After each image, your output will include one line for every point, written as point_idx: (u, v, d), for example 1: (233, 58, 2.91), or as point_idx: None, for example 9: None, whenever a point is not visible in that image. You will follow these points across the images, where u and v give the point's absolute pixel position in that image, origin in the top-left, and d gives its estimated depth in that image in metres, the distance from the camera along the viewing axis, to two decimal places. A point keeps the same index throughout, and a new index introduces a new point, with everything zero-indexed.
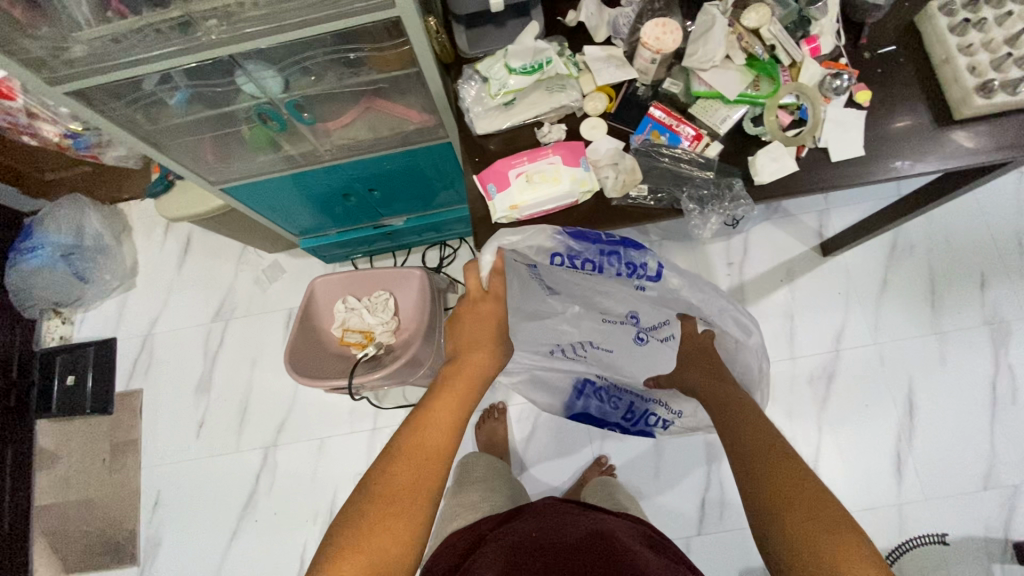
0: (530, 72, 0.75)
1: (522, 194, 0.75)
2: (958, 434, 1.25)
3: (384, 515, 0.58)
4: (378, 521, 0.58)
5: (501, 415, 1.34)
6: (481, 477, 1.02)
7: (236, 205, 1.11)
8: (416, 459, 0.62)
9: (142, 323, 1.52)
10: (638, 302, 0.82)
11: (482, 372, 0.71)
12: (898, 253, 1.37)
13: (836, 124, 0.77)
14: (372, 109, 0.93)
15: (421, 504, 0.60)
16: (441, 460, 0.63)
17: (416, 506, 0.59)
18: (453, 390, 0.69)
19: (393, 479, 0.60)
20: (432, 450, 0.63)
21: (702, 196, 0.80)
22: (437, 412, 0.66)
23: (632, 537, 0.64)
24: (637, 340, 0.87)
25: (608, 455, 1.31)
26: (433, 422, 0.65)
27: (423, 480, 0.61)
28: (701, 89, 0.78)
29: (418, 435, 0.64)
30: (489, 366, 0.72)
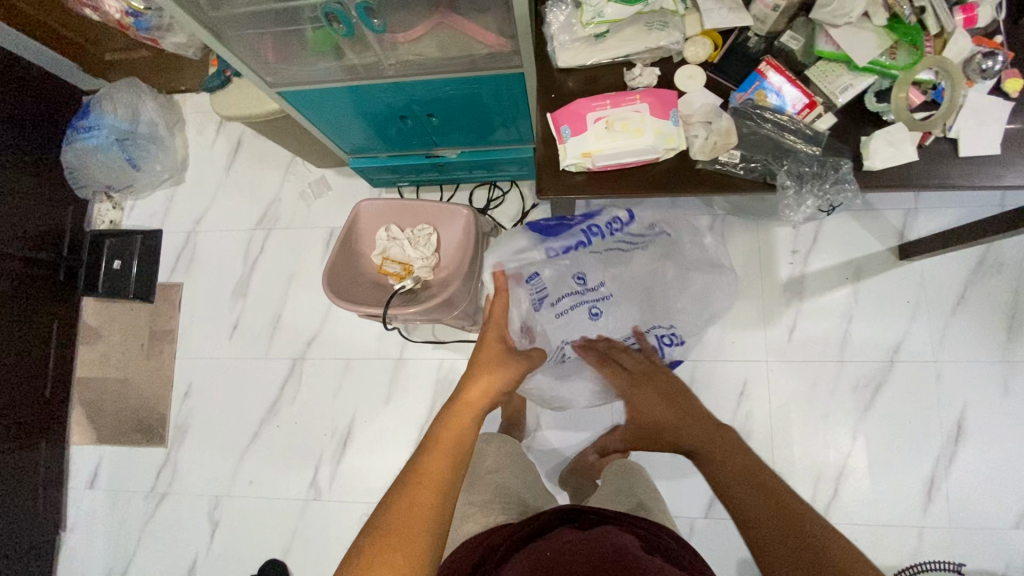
0: (631, 2, 0.65)
1: (599, 142, 0.68)
2: (1002, 469, 1.18)
3: (387, 550, 0.56)
4: (378, 555, 0.56)
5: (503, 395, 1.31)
6: (497, 465, 0.99)
7: (290, 111, 1.06)
8: (416, 495, 0.60)
9: (187, 219, 1.53)
10: (587, 258, 0.85)
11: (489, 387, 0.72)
12: (984, 269, 1.24)
13: (974, 113, 0.66)
14: (444, 26, 0.85)
15: (424, 533, 0.58)
16: (437, 493, 0.61)
17: (415, 542, 0.57)
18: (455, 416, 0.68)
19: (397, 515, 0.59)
20: (430, 482, 0.61)
21: (803, 172, 0.70)
22: (440, 442, 0.65)
23: (647, 554, 0.61)
24: (595, 315, 0.87)
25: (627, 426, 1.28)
26: (439, 448, 0.64)
27: (423, 508, 0.59)
28: (826, 49, 0.67)
29: (417, 468, 0.63)
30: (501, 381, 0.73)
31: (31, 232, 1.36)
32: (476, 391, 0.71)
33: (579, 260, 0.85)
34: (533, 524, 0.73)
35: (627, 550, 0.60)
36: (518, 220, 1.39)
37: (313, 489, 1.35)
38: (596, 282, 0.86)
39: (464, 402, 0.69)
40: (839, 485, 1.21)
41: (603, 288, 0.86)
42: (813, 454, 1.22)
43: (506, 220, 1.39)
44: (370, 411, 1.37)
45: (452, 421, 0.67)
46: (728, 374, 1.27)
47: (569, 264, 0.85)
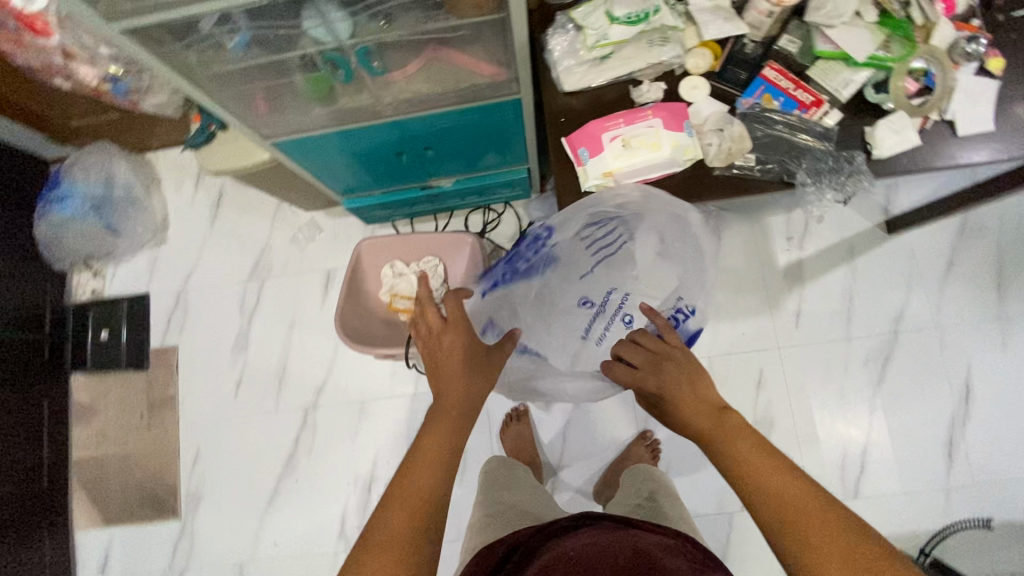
0: (634, 23, 0.68)
1: (618, 160, 0.70)
2: (1012, 422, 1.23)
3: (381, 544, 0.56)
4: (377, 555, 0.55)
5: (525, 419, 1.30)
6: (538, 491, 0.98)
7: (283, 158, 1.04)
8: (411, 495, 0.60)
9: (175, 279, 1.48)
10: (579, 282, 0.84)
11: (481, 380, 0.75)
12: (967, 234, 1.30)
13: (965, 94, 0.70)
14: (437, 60, 0.85)
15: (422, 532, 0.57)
16: (432, 492, 0.60)
17: (414, 541, 0.57)
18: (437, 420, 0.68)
19: (390, 519, 0.58)
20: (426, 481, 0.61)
21: (821, 168, 0.71)
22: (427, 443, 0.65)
23: (670, 558, 0.59)
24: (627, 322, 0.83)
25: (652, 430, 1.29)
26: (434, 438, 0.65)
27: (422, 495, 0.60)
28: (826, 49, 0.70)
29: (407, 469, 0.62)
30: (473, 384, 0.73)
31: (10, 314, 1.29)
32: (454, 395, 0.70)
33: (567, 288, 0.84)
34: (549, 527, 0.72)
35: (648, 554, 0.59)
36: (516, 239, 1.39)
37: (342, 540, 1.31)
38: (603, 294, 0.84)
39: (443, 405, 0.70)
40: (864, 461, 1.24)
41: (609, 291, 0.84)
42: (834, 433, 1.25)
43: (505, 241, 1.40)
44: (392, 451, 1.34)
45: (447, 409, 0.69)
46: (744, 365, 1.29)
47: (564, 298, 0.85)
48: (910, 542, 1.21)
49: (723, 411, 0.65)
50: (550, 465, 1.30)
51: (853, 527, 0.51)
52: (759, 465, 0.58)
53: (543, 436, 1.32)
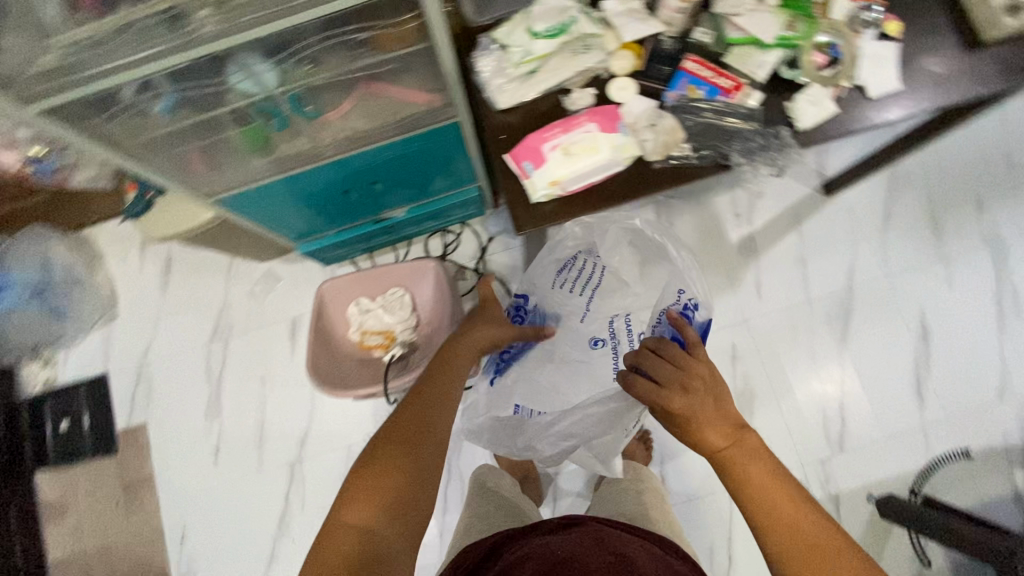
0: (554, 35, 0.71)
1: (561, 168, 0.72)
2: (969, 354, 1.30)
3: (387, 452, 0.59)
4: (385, 456, 0.59)
5: None
6: None
7: (229, 213, 1.02)
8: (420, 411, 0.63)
9: (133, 354, 1.42)
10: (579, 329, 0.82)
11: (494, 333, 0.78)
12: (896, 185, 1.38)
13: (872, 59, 0.74)
14: (370, 95, 0.86)
15: (426, 444, 0.61)
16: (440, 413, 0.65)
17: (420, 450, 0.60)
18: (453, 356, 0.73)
19: (397, 429, 0.61)
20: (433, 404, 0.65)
21: (752, 148, 0.74)
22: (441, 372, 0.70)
23: (650, 562, 0.65)
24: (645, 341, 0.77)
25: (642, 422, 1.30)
26: (436, 382, 0.68)
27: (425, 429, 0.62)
28: (736, 36, 0.73)
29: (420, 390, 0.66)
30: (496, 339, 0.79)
31: None
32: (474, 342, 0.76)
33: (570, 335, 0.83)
34: (536, 527, 0.75)
35: (632, 559, 0.64)
36: (479, 256, 1.40)
37: None
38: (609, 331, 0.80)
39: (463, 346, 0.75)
40: (844, 414, 1.29)
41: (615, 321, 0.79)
42: (811, 392, 1.30)
43: (467, 260, 1.40)
44: None
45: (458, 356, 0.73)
46: (717, 343, 1.33)
47: (575, 346, 0.81)
48: (899, 483, 1.26)
49: (740, 430, 0.60)
50: (547, 474, 1.31)
51: (857, 563, 0.50)
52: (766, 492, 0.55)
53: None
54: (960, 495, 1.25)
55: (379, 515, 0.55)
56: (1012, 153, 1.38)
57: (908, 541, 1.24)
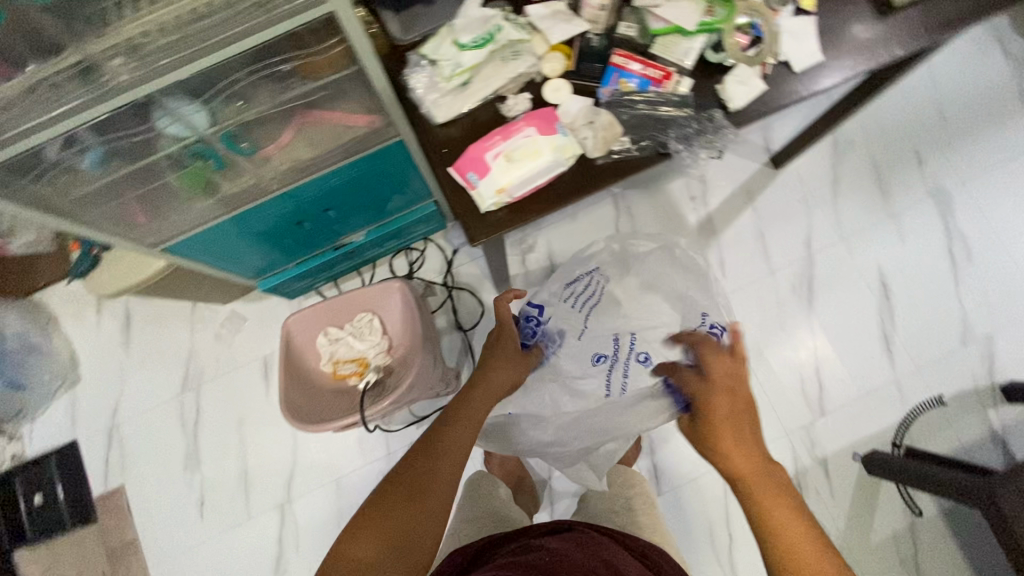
0: (481, 45, 0.71)
1: (506, 175, 0.71)
2: (929, 304, 1.34)
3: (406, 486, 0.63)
4: (404, 490, 0.62)
5: None
6: None
7: (181, 260, 1.00)
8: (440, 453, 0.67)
9: (102, 415, 1.37)
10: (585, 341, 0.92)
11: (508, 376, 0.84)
12: (840, 150, 1.42)
13: (792, 35, 0.75)
14: (309, 124, 0.85)
15: (443, 485, 0.65)
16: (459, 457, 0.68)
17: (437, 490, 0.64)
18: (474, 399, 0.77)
19: (416, 467, 0.65)
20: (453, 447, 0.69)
21: (688, 134, 0.74)
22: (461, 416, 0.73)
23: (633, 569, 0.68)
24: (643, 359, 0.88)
25: None
26: (458, 420, 0.73)
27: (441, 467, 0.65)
28: (659, 26, 0.74)
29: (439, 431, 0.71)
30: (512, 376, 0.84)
31: None
32: (493, 383, 0.81)
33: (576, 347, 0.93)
34: (528, 532, 0.76)
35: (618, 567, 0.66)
36: (446, 270, 1.40)
37: None
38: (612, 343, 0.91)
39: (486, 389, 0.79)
40: (820, 378, 1.32)
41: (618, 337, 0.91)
42: (787, 361, 1.33)
43: (435, 275, 1.40)
44: None
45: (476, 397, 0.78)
46: None
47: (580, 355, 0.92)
48: (881, 438, 1.29)
49: (769, 463, 0.67)
50: (541, 479, 1.33)
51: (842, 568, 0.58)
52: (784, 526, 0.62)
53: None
54: (941, 442, 1.28)
55: (382, 552, 0.58)
56: (943, 107, 1.43)
57: (897, 493, 1.27)
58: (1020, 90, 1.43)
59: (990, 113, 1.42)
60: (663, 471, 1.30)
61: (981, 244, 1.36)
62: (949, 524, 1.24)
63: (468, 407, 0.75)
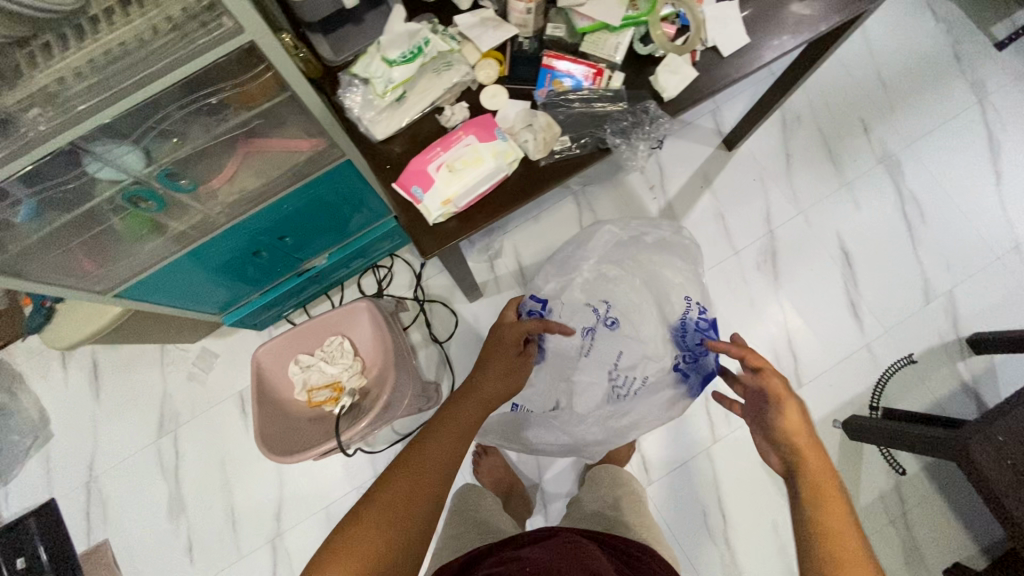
0: (411, 59, 0.69)
1: (451, 186, 0.70)
2: (890, 266, 1.37)
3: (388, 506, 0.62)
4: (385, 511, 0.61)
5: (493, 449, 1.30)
6: None
7: (139, 304, 0.98)
8: (424, 470, 0.65)
9: (78, 471, 1.33)
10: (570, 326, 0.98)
11: (501, 386, 0.81)
12: (789, 126, 1.45)
13: (717, 20, 0.76)
14: (253, 153, 0.83)
15: (423, 506, 0.63)
16: (443, 474, 0.66)
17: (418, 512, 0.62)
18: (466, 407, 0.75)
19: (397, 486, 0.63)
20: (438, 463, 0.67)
21: (624, 127, 0.75)
22: (448, 427, 0.71)
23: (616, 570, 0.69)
24: (612, 325, 0.97)
25: None
26: (443, 432, 0.70)
27: (423, 487, 0.64)
28: (584, 25, 0.74)
29: (424, 444, 0.68)
30: (507, 382, 0.82)
31: None
32: (487, 390, 0.79)
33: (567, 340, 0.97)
34: (517, 540, 0.77)
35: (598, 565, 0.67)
36: (415, 284, 1.39)
37: None
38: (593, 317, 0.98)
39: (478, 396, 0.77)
40: (795, 351, 1.34)
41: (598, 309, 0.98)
42: (761, 338, 1.35)
43: (405, 290, 1.39)
44: None
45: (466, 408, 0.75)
46: None
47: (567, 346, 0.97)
48: (859, 403, 1.31)
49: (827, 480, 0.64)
50: (532, 483, 1.33)
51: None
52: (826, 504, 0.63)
53: (515, 457, 1.33)
54: (916, 400, 1.30)
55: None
56: (882, 74, 1.47)
57: (879, 455, 1.29)
58: (953, 51, 1.48)
59: (927, 75, 1.47)
60: (652, 461, 1.30)
61: (932, 203, 1.40)
62: (932, 479, 1.27)
63: (459, 421, 0.73)
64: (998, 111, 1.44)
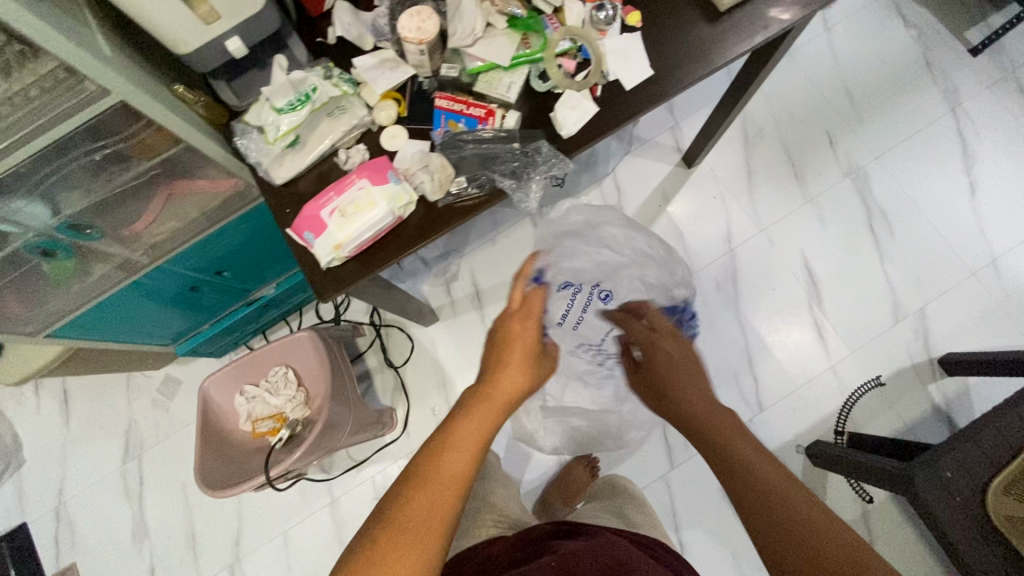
0: (298, 106, 0.70)
1: (342, 231, 0.69)
2: (856, 283, 1.33)
3: (403, 528, 0.56)
4: (398, 534, 0.55)
5: None
6: None
7: (77, 342, 1.00)
8: (439, 483, 0.60)
9: (48, 496, 1.37)
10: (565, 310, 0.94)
11: (516, 386, 0.72)
12: (751, 140, 1.41)
13: (618, 53, 0.75)
14: (174, 195, 0.85)
15: (441, 524, 0.57)
16: (461, 488, 0.60)
17: (434, 532, 0.57)
18: (486, 406, 0.69)
19: (413, 508, 0.58)
20: (456, 476, 0.61)
21: (515, 168, 0.74)
22: (463, 431, 0.65)
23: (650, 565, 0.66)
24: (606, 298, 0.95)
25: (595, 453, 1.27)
26: (459, 436, 0.65)
27: (445, 503, 0.58)
28: (476, 65, 0.74)
29: (438, 456, 0.62)
30: (530, 378, 0.74)
31: None
32: (505, 388, 0.72)
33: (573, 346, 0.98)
34: (535, 535, 0.78)
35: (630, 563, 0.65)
36: (372, 310, 1.39)
37: None
38: (592, 292, 0.94)
39: (494, 398, 0.70)
40: (755, 373, 1.30)
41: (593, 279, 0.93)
42: (722, 361, 1.31)
43: (362, 315, 1.39)
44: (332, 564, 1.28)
45: (477, 417, 0.67)
46: None
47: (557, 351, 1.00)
48: (825, 427, 1.27)
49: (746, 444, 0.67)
50: None
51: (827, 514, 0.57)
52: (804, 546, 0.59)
53: None
54: (884, 425, 1.25)
55: None
56: (848, 83, 1.42)
57: (845, 483, 1.24)
58: (924, 58, 1.43)
59: (895, 83, 1.42)
60: None
61: (903, 218, 1.35)
62: (902, 507, 1.22)
63: (477, 424, 0.67)
64: (972, 119, 1.39)
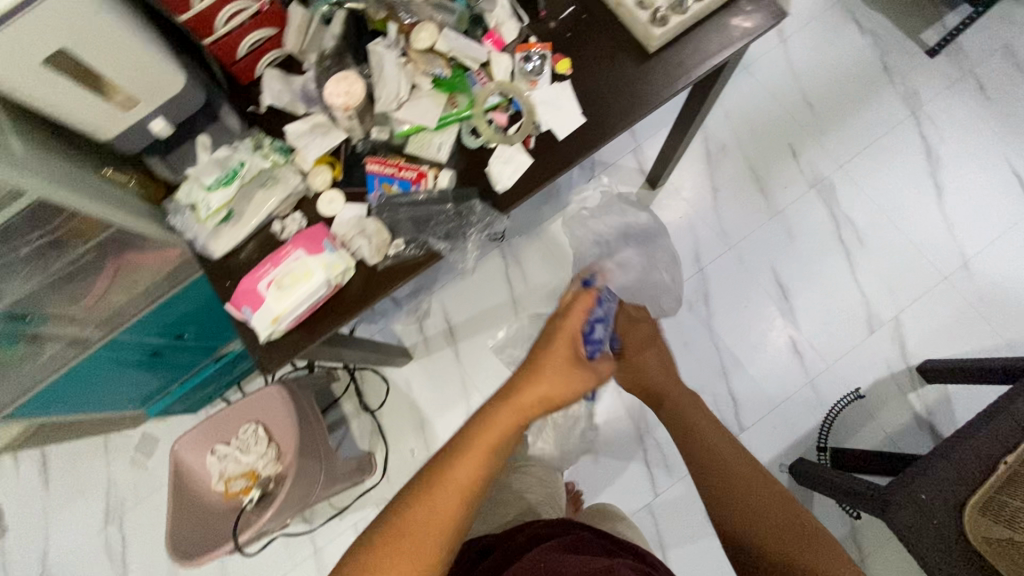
0: (227, 183, 0.69)
1: (280, 304, 0.68)
2: (829, 294, 1.32)
3: (399, 537, 0.56)
4: (391, 539, 0.56)
5: None
6: None
7: (38, 418, 1.00)
8: (439, 490, 0.58)
9: (31, 563, 1.36)
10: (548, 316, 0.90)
11: (548, 391, 0.65)
12: (714, 156, 1.41)
13: (549, 104, 0.74)
14: (121, 270, 0.84)
15: (438, 534, 0.56)
16: (465, 496, 0.58)
17: (430, 539, 0.56)
18: (509, 412, 0.63)
19: (411, 514, 0.57)
20: (455, 484, 0.58)
21: (451, 228, 0.73)
22: (477, 436, 0.61)
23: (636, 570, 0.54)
24: None
25: (572, 480, 1.25)
26: (471, 442, 0.61)
27: (444, 512, 0.57)
28: (405, 128, 0.74)
29: (444, 462, 0.60)
30: (566, 387, 0.65)
31: None
32: (535, 393, 0.64)
33: None
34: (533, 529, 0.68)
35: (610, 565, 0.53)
36: None
37: None
38: None
39: (518, 402, 0.64)
40: (732, 392, 1.29)
41: None
42: (699, 382, 1.29)
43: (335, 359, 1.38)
44: None
45: (494, 425, 0.62)
46: None
47: None
48: (807, 444, 1.25)
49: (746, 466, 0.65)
50: None
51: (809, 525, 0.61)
52: (783, 537, 0.60)
53: None
54: (866, 438, 1.23)
55: None
56: (807, 93, 1.42)
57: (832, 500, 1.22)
58: (882, 62, 1.42)
59: (853, 89, 1.41)
60: None
61: (871, 226, 1.34)
62: None
63: (495, 430, 0.62)
64: (934, 121, 1.39)
